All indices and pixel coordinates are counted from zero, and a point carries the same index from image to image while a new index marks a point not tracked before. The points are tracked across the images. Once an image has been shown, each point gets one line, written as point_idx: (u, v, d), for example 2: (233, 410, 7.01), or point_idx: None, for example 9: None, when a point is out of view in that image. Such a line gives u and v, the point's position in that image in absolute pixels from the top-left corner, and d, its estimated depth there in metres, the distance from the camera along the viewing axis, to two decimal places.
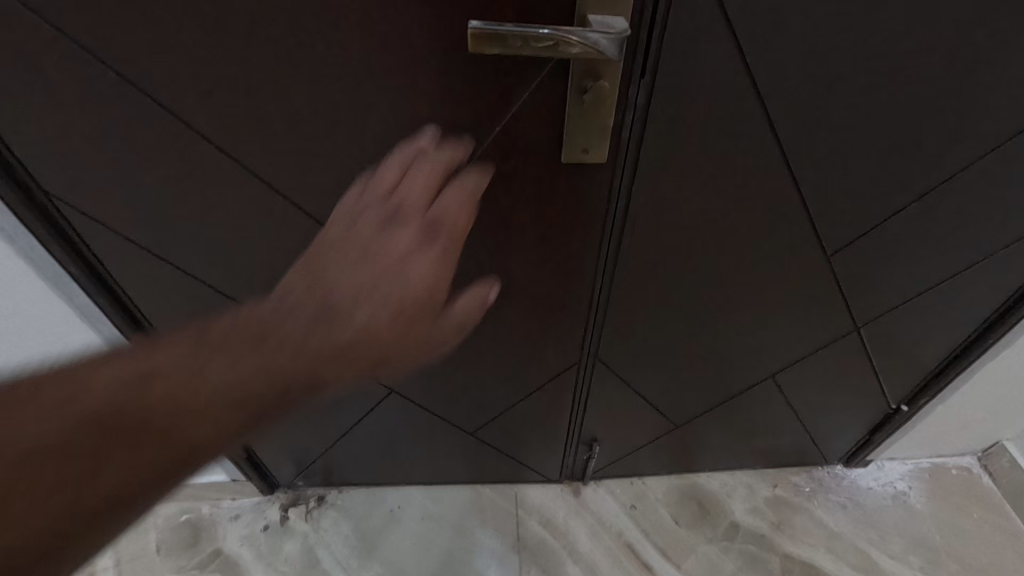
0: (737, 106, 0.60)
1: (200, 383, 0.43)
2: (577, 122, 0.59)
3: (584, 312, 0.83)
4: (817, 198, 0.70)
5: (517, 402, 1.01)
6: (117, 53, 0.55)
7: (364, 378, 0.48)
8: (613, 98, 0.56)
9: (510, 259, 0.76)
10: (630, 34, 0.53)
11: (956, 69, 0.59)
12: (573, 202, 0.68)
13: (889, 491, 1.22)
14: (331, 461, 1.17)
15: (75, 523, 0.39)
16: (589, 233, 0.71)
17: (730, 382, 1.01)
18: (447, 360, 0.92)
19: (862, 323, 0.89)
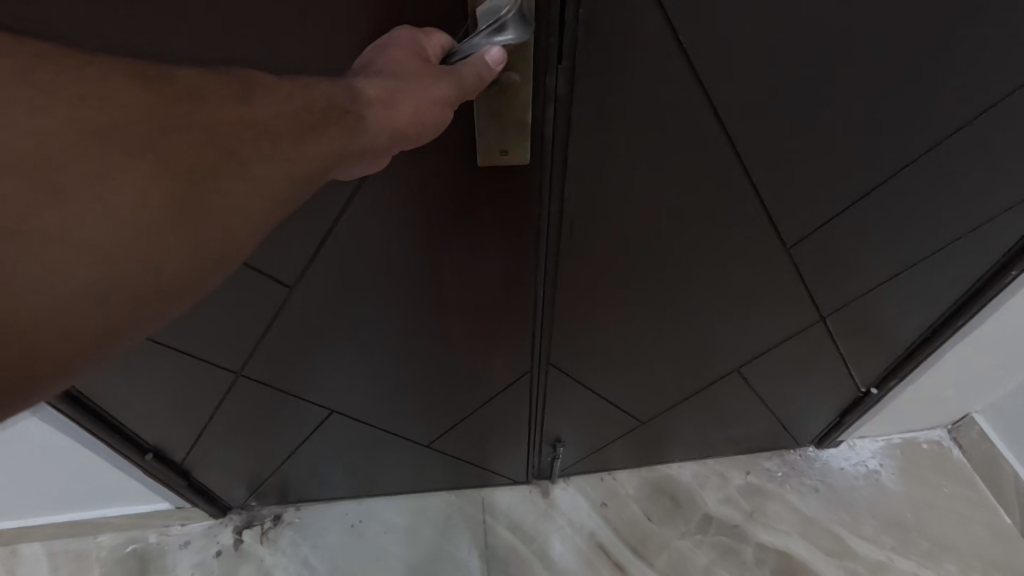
0: (674, 93, 0.53)
1: (235, 177, 0.39)
2: (489, 121, 0.52)
3: (529, 318, 0.77)
4: (773, 186, 0.64)
5: (473, 411, 0.96)
6: None
7: (398, 140, 0.45)
8: (526, 88, 0.50)
9: (442, 270, 0.69)
10: (537, 11, 0.46)
11: (918, 40, 0.52)
12: (501, 207, 0.61)
13: (861, 470, 1.21)
14: (283, 481, 1.10)
15: (142, 307, 0.38)
16: (525, 238, 0.65)
17: (694, 377, 0.96)
18: (391, 372, 0.86)
19: (828, 312, 0.84)
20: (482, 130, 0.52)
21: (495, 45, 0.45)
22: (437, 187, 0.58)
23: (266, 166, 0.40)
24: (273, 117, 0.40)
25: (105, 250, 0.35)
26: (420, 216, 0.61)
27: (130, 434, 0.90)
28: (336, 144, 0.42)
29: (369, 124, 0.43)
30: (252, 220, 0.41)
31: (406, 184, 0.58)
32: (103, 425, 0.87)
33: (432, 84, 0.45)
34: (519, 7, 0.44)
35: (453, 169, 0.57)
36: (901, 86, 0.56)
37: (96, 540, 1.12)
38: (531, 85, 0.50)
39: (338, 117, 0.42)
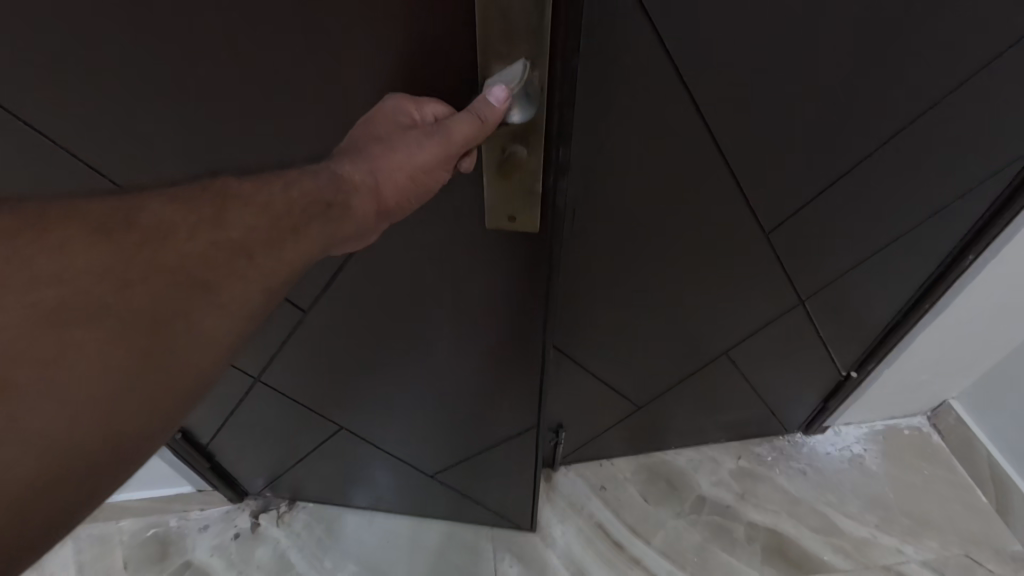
0: (663, 96, 0.60)
1: (207, 302, 0.40)
2: (500, 189, 0.56)
3: (540, 357, 0.78)
4: (751, 178, 0.72)
5: (480, 453, 1.00)
6: None
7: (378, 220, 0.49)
8: (532, 163, 0.53)
9: (453, 310, 0.74)
10: (544, 96, 0.49)
11: (873, 49, 0.60)
12: (510, 263, 0.66)
13: (846, 455, 1.28)
14: (295, 479, 1.14)
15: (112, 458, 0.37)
16: (533, 291, 0.69)
17: (687, 360, 1.03)
18: (402, 395, 0.90)
19: (807, 295, 0.92)
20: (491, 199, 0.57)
21: (499, 88, 0.46)
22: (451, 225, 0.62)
23: (242, 283, 0.41)
24: (252, 230, 0.42)
25: (64, 428, 0.35)
26: (436, 255, 0.66)
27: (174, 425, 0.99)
28: (320, 236, 0.45)
29: (355, 211, 0.47)
30: (218, 352, 0.40)
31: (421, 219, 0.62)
32: None
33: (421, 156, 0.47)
34: (524, 85, 0.47)
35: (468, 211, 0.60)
36: (864, 86, 0.64)
37: (117, 526, 1.17)
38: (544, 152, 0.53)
39: (321, 211, 0.45)
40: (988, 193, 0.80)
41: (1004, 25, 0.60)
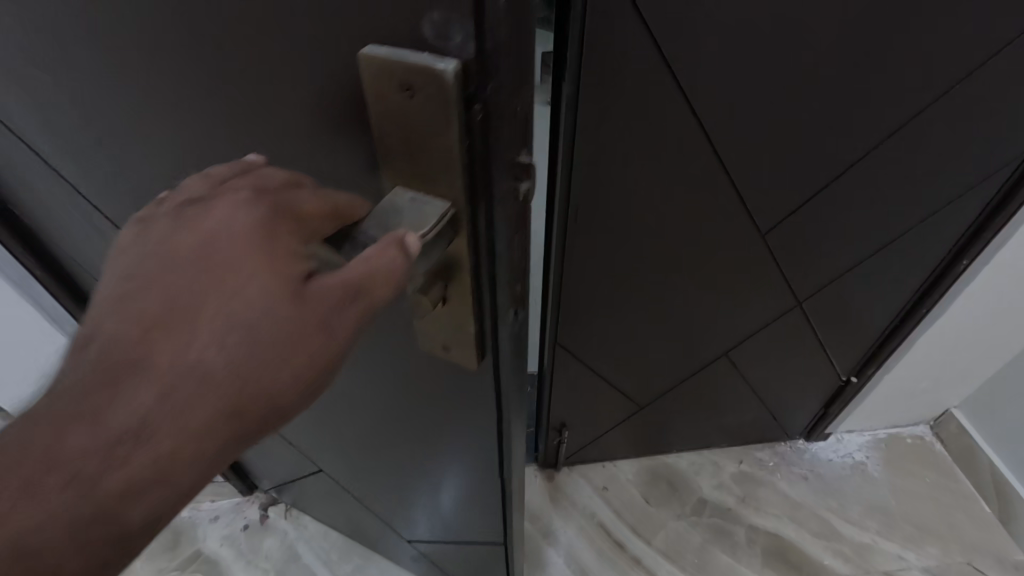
0: (660, 100, 0.63)
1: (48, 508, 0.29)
2: (428, 321, 0.42)
3: (498, 484, 0.63)
4: (745, 180, 0.75)
5: (457, 542, 0.87)
6: None
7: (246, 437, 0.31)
8: (461, 308, 0.39)
9: (425, 430, 0.61)
10: (464, 237, 0.34)
11: (861, 56, 0.63)
12: (457, 394, 0.52)
13: (848, 461, 1.29)
14: (296, 496, 1.14)
15: None
16: (484, 427, 0.55)
17: (687, 361, 1.05)
18: (391, 483, 0.80)
19: (804, 297, 0.94)
20: (416, 329, 0.44)
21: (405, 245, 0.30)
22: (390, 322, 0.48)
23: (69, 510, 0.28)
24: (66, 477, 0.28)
25: None
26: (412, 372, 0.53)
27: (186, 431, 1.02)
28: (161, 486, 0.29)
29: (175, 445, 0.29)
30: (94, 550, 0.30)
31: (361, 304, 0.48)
32: None
33: (292, 342, 0.29)
34: (434, 231, 0.32)
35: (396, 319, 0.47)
36: (854, 91, 0.66)
37: None
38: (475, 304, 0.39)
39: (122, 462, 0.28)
40: (978, 198, 0.82)
41: (984, 36, 0.63)
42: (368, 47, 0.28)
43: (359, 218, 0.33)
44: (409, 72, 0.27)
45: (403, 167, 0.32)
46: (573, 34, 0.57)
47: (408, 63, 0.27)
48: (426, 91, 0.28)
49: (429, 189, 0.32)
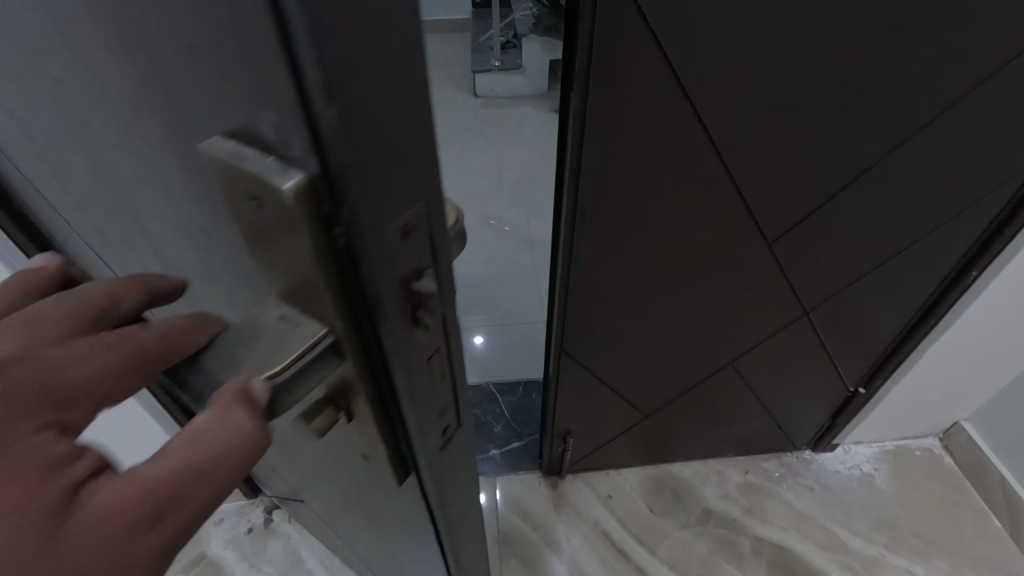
0: (667, 109, 0.64)
1: None
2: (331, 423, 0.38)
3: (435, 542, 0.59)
4: (753, 189, 0.75)
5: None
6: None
7: None
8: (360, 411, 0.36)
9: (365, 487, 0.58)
10: (348, 353, 0.31)
11: (867, 67, 0.63)
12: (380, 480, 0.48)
13: (856, 473, 1.27)
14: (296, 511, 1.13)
15: None
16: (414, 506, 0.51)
17: (693, 369, 1.04)
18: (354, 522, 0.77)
19: (811, 307, 0.94)
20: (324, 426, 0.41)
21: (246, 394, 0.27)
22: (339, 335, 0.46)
23: None
24: None
25: None
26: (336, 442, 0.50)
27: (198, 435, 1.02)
28: None
29: None
30: None
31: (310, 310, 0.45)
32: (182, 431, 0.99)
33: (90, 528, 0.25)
34: (302, 359, 0.28)
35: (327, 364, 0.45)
36: (861, 101, 0.66)
37: None
38: (377, 414, 0.36)
39: None
40: (987, 208, 0.82)
41: (991, 47, 0.63)
42: (209, 144, 0.25)
43: (195, 349, 0.29)
44: (252, 186, 0.24)
45: (271, 278, 0.29)
46: (583, 45, 0.57)
47: (246, 172, 0.24)
48: (272, 209, 0.24)
49: (299, 307, 0.29)
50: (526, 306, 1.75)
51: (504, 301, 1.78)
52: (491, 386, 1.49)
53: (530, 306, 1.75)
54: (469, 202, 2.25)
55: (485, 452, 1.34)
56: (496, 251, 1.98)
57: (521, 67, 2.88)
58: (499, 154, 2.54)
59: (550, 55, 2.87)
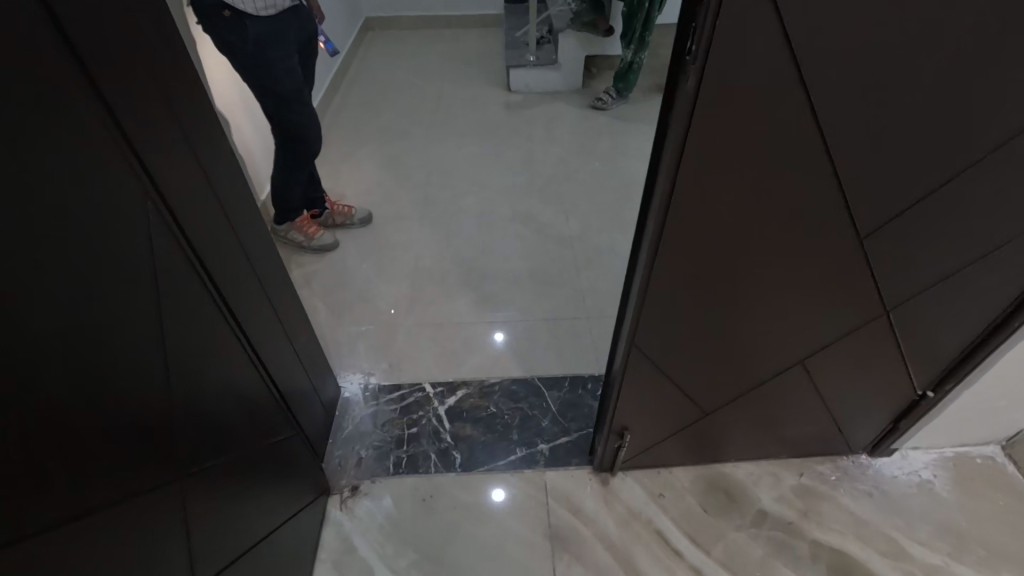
0: (782, 96, 0.61)
1: None
2: None
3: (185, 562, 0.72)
4: (856, 181, 0.72)
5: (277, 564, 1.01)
6: (125, 108, 0.66)
7: None
8: None
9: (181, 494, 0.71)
10: None
11: (990, 58, 0.60)
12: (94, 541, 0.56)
13: (914, 479, 1.25)
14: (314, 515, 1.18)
15: None
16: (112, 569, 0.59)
17: (759, 370, 1.03)
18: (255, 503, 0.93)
19: (891, 307, 0.91)
20: None
21: None
22: (130, 320, 0.62)
23: None
24: None
25: None
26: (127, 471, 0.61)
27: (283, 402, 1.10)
28: None
29: None
30: None
31: (133, 271, 0.64)
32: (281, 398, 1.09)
33: None
34: None
35: (147, 328, 0.66)
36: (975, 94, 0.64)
37: None
38: None
39: None
40: None
41: None
42: None
43: None
44: None
45: None
46: (706, 22, 0.55)
47: None
48: None
49: None
50: (569, 301, 1.74)
51: (545, 294, 1.77)
52: (537, 379, 1.48)
53: (571, 301, 1.74)
54: (506, 196, 2.24)
55: (533, 447, 1.33)
56: (535, 244, 1.98)
57: (556, 62, 2.88)
58: (532, 149, 2.53)
59: (585, 51, 2.86)
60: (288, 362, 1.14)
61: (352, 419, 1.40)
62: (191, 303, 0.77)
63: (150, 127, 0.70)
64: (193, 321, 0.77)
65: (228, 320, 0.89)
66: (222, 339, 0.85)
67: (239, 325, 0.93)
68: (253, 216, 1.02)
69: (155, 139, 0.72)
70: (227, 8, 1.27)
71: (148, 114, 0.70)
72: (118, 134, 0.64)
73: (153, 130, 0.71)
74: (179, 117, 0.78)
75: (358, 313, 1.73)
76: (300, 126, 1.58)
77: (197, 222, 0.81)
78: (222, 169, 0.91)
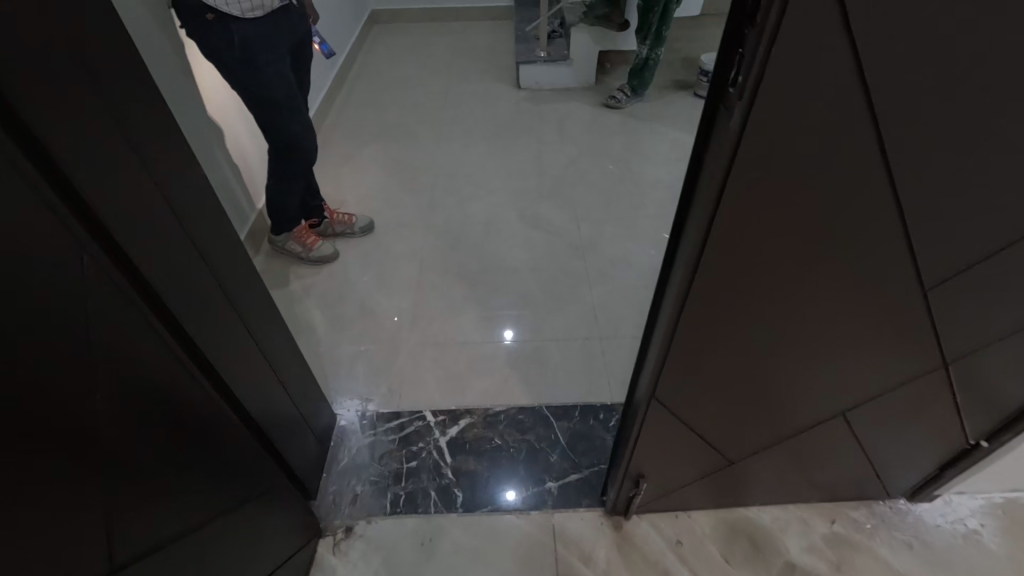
0: (846, 134, 0.51)
1: None
2: None
3: None
4: (926, 227, 0.61)
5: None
6: (74, 151, 0.56)
7: None
8: None
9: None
10: None
11: None
12: None
13: (959, 529, 1.14)
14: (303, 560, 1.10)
15: None
16: None
17: (792, 419, 0.92)
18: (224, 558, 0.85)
19: (951, 359, 0.80)
20: None
21: None
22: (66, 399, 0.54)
23: None
24: None
25: None
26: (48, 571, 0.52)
27: (269, 444, 1.02)
28: None
29: None
30: None
31: (73, 339, 0.55)
32: (265, 440, 1.01)
33: None
34: None
35: (79, 398, 0.55)
36: None
37: None
38: None
39: None
40: None
41: None
42: None
43: None
44: None
45: None
46: (762, 44, 0.44)
47: None
48: None
49: None
50: (581, 319, 1.64)
51: (555, 311, 1.66)
52: (546, 408, 1.39)
53: (583, 319, 1.63)
54: (515, 202, 2.13)
55: (541, 484, 1.24)
56: (545, 255, 1.87)
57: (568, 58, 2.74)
58: (542, 151, 2.41)
59: (599, 46, 2.72)
60: (276, 399, 1.05)
61: (348, 450, 1.32)
62: (153, 362, 0.68)
63: (107, 168, 0.61)
64: (154, 382, 0.68)
65: (201, 371, 0.80)
66: (192, 394, 0.76)
67: (209, 370, 0.82)
68: (237, 248, 0.93)
69: (113, 183, 0.62)
70: (210, 11, 1.18)
71: (105, 155, 0.61)
72: (37, 169, 0.52)
73: (113, 169, 0.62)
74: (149, 148, 0.69)
75: (358, 331, 1.64)
76: (294, 134, 1.48)
77: (166, 267, 0.72)
78: (202, 203, 0.82)
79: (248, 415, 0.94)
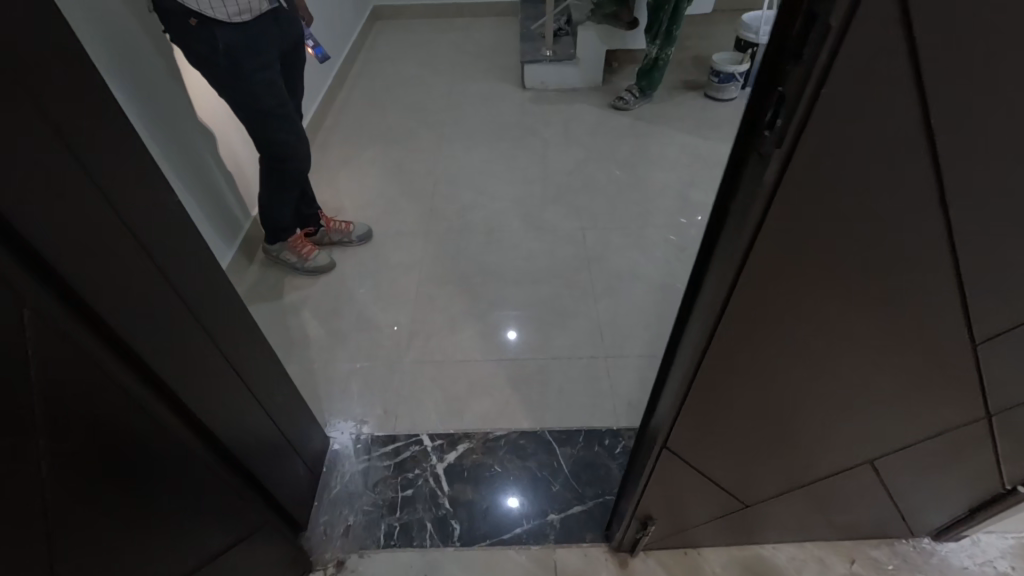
0: (899, 184, 0.44)
1: None
2: None
3: None
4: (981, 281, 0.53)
5: None
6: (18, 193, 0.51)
7: None
8: None
9: None
10: None
11: None
12: None
13: (988, 571, 1.07)
14: None
15: None
16: None
17: (815, 464, 0.86)
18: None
19: (994, 410, 0.73)
20: None
21: None
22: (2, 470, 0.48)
23: None
24: None
25: None
26: None
27: (256, 480, 0.97)
28: None
29: None
30: None
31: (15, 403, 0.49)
32: (251, 476, 0.95)
33: None
34: None
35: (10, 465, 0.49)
36: None
37: None
38: None
39: None
40: None
41: None
42: None
43: None
44: None
45: None
46: (813, 73, 0.38)
47: None
48: None
49: None
50: (585, 335, 1.57)
51: (558, 327, 1.59)
52: (548, 433, 1.32)
53: (588, 335, 1.57)
54: (518, 209, 2.06)
55: (542, 517, 1.18)
56: (548, 267, 1.80)
57: (574, 57, 2.66)
58: (547, 155, 2.34)
59: (606, 45, 2.63)
60: (262, 431, 0.99)
61: (341, 477, 1.27)
62: (111, 412, 0.62)
63: (63, 206, 0.56)
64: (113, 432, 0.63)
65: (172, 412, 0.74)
66: (161, 440, 0.71)
67: (180, 409, 0.76)
68: (219, 276, 0.87)
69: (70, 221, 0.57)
70: (193, 16, 1.12)
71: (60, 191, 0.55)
72: None
73: (71, 206, 0.57)
74: (121, 180, 0.64)
75: (353, 346, 1.58)
76: (286, 143, 1.42)
77: (134, 307, 0.66)
78: (181, 232, 0.76)
79: (229, 452, 0.88)
